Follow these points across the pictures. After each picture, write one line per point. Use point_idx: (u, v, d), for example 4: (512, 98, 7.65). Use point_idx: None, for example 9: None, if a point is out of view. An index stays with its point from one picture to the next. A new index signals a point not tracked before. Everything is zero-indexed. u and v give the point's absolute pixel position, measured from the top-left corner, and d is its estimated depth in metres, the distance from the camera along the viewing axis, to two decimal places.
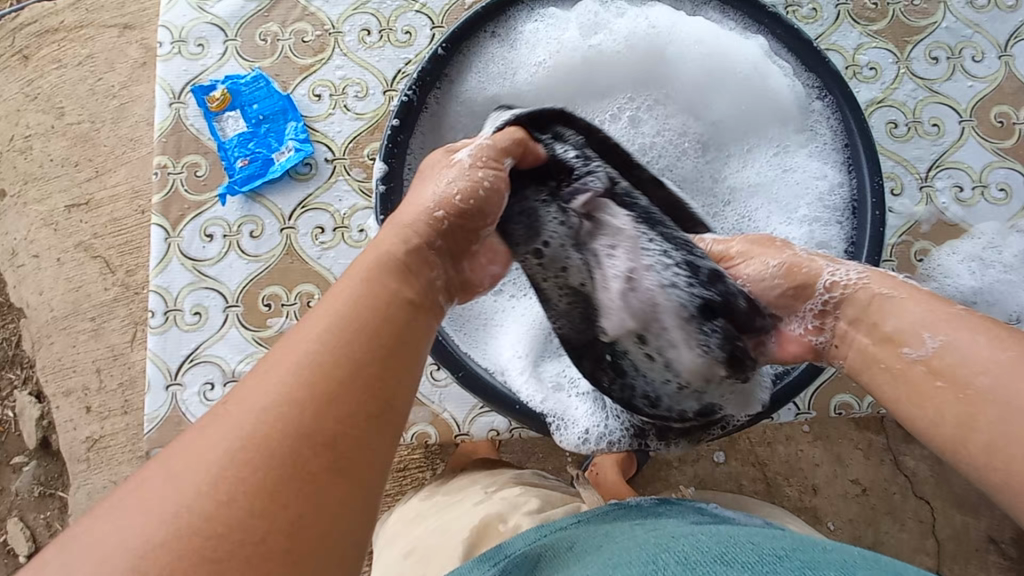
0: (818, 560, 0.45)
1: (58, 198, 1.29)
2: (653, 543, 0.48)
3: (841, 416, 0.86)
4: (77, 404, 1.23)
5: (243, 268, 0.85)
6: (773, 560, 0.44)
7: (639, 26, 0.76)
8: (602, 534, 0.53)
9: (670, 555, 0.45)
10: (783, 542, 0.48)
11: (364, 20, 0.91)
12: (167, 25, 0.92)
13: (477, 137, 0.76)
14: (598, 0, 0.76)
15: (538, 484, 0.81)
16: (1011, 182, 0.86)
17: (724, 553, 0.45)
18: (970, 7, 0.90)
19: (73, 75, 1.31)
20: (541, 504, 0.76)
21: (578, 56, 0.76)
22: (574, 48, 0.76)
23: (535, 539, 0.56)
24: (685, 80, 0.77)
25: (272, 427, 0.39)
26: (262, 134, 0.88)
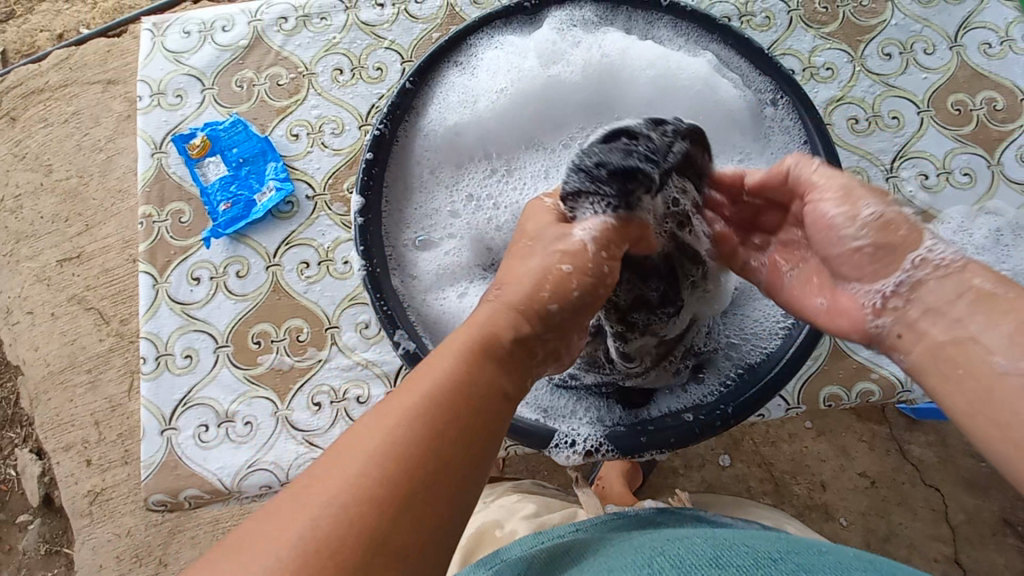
0: (813, 565, 0.45)
1: (50, 254, 1.30)
2: (647, 548, 0.48)
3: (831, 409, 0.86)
4: (77, 458, 1.22)
5: (231, 308, 0.86)
6: (768, 563, 0.44)
7: (594, 52, 0.77)
8: (598, 539, 0.54)
9: (666, 558, 0.46)
10: (778, 545, 0.48)
11: (336, 60, 0.93)
12: (146, 79, 0.94)
13: (442, 171, 0.79)
14: (557, 26, 0.78)
15: (534, 496, 0.83)
16: (975, 166, 0.88)
17: (719, 556, 0.45)
18: (917, 3, 0.93)
19: (60, 132, 1.33)
20: (536, 513, 0.78)
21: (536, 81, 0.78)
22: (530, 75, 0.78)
23: (531, 547, 0.56)
24: (636, 103, 0.78)
25: (368, 492, 0.41)
26: (243, 176, 0.90)
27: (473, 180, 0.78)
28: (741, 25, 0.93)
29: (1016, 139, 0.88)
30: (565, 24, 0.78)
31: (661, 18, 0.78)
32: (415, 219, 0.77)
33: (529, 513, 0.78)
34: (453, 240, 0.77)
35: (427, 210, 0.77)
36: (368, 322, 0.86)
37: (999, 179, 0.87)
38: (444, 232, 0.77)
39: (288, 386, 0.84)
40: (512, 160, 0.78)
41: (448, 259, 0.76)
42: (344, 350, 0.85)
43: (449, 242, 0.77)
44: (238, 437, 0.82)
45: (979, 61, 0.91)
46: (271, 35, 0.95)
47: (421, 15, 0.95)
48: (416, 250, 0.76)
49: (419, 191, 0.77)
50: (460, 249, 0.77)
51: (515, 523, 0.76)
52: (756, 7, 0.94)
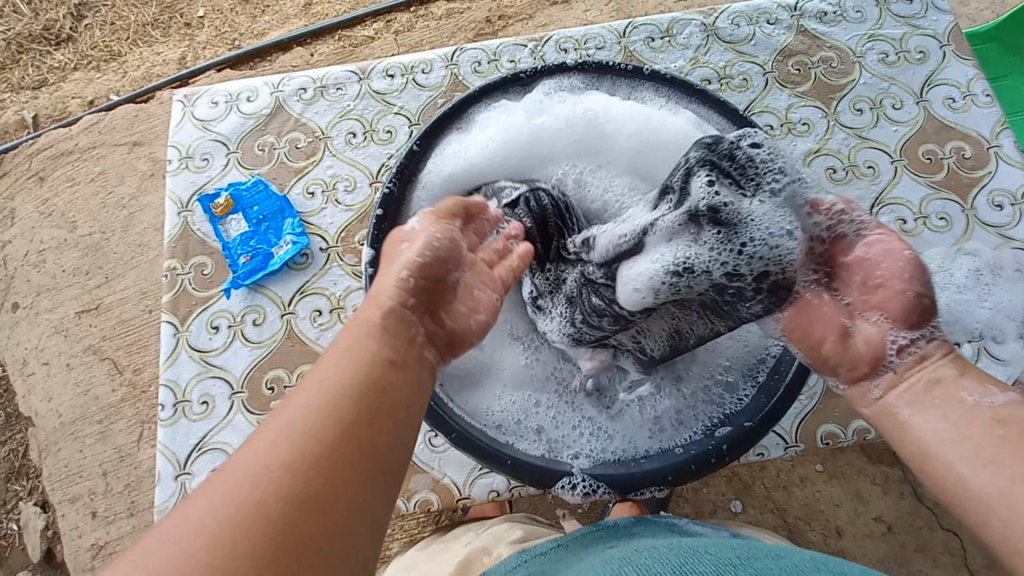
0: (763, 561, 0.51)
1: (69, 306, 1.35)
2: (616, 559, 0.53)
3: (830, 447, 0.89)
4: (82, 510, 1.22)
5: (247, 354, 0.89)
6: (728, 570, 0.48)
7: (578, 110, 0.83)
8: (577, 559, 0.57)
9: (636, 570, 0.49)
10: (738, 553, 0.52)
11: (350, 125, 1.01)
12: (176, 144, 1.01)
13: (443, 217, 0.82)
14: (545, 91, 0.84)
15: (522, 524, 0.82)
16: (950, 211, 0.92)
17: (684, 564, 0.49)
18: (883, 62, 1.00)
19: (85, 190, 1.41)
20: (525, 537, 0.76)
21: (527, 135, 0.83)
22: (521, 130, 0.82)
23: (516, 566, 0.58)
24: (625, 150, 0.81)
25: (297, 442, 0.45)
26: (263, 232, 0.95)
27: None
28: (721, 86, 1.00)
29: (986, 184, 0.93)
30: (554, 88, 0.84)
31: (644, 83, 0.84)
32: None
33: (518, 537, 0.77)
34: None
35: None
36: None
37: (974, 222, 0.91)
38: None
39: None
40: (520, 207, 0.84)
41: None
42: None
43: None
44: None
45: (945, 114, 0.97)
46: (291, 104, 1.02)
47: (427, 83, 1.02)
48: None
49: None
50: None
51: (503, 547, 0.75)
52: (735, 71, 1.01)
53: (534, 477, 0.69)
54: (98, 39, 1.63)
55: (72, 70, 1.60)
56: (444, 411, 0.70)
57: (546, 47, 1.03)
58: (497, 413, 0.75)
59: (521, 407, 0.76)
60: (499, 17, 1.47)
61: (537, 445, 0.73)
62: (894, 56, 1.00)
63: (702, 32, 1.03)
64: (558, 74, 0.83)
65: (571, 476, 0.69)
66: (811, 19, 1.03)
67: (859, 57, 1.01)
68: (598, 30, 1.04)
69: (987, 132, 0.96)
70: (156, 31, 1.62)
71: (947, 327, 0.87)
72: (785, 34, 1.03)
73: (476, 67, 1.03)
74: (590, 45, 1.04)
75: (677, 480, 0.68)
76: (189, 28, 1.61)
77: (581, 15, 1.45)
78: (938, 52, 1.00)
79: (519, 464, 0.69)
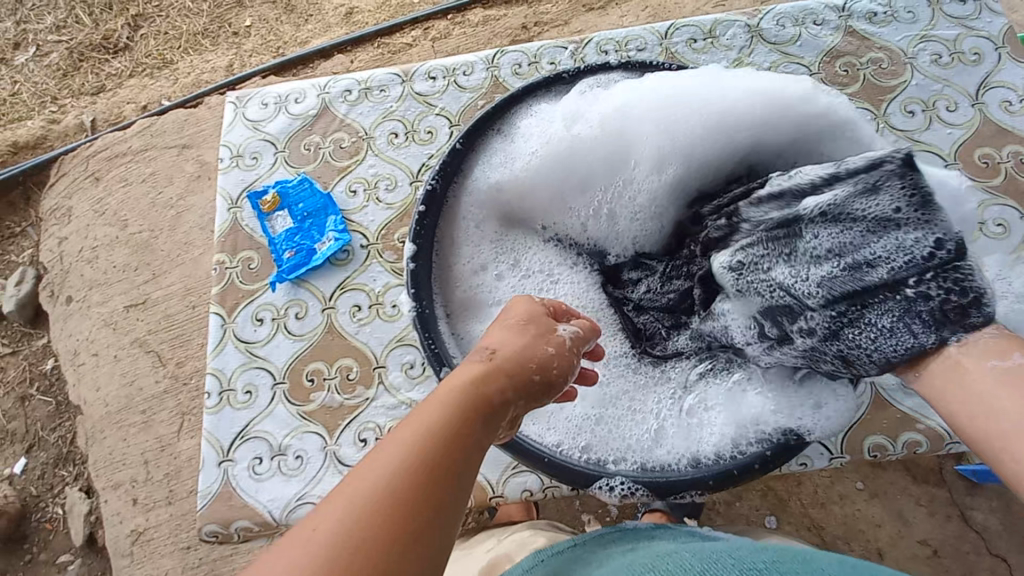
0: (788, 565, 0.48)
1: (118, 299, 1.41)
2: (635, 565, 0.51)
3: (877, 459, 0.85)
4: (124, 497, 1.27)
5: (289, 346, 0.91)
6: None
7: (610, 108, 0.77)
8: (594, 562, 0.55)
9: None
10: (764, 556, 0.50)
11: (392, 125, 1.03)
12: (228, 143, 1.05)
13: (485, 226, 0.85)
14: (581, 89, 0.82)
15: (543, 532, 0.81)
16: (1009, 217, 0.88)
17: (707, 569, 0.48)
18: (936, 64, 0.97)
19: (137, 190, 1.48)
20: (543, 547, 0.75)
21: (565, 142, 0.79)
22: (559, 139, 0.80)
23: (536, 566, 0.57)
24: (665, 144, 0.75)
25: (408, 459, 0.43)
26: (307, 228, 0.98)
27: (515, 244, 0.86)
28: None
29: None
30: (591, 85, 0.82)
31: (686, 76, 0.83)
32: (466, 266, 0.82)
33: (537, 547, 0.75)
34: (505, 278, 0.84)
35: (474, 271, 0.83)
36: (414, 363, 0.89)
37: None
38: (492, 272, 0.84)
39: (336, 422, 0.87)
40: (556, 217, 0.84)
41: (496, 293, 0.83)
42: (390, 389, 0.88)
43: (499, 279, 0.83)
44: (288, 470, 0.85)
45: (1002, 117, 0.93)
46: (337, 105, 1.05)
47: (468, 85, 1.04)
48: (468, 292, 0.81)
49: (467, 252, 0.83)
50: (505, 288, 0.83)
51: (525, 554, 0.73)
52: (779, 72, 0.99)
53: (570, 480, 0.69)
54: (153, 48, 1.71)
55: (128, 77, 1.69)
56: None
57: (586, 49, 1.04)
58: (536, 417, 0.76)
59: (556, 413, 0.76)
60: (534, 24, 1.48)
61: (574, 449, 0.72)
62: (947, 57, 0.97)
63: (746, 33, 1.02)
64: (600, 71, 0.83)
65: (608, 478, 0.68)
66: (860, 19, 1.01)
67: (910, 58, 0.98)
68: (639, 32, 1.03)
69: None
70: (206, 40, 1.69)
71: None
72: (831, 35, 1.00)
73: (516, 69, 1.04)
74: (630, 46, 1.03)
75: (714, 487, 0.66)
76: (237, 36, 1.68)
77: (616, 21, 1.45)
78: (995, 53, 0.97)
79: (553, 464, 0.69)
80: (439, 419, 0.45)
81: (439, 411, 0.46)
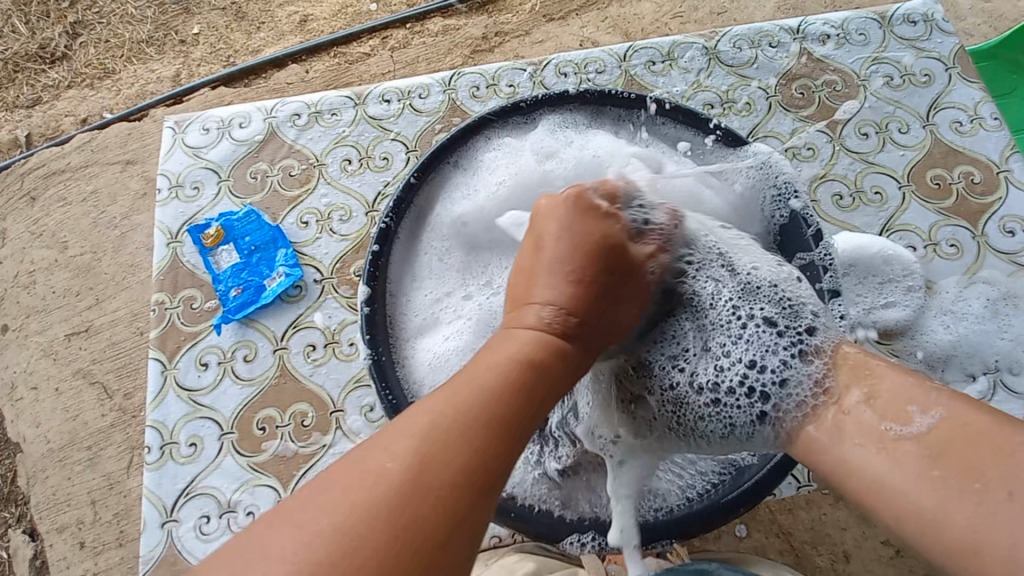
0: None
1: (59, 327, 1.32)
2: None
3: None
4: (70, 540, 1.17)
5: (237, 393, 0.87)
6: None
7: (585, 151, 0.82)
8: None
9: None
10: None
11: (345, 152, 0.99)
12: (166, 173, 1.00)
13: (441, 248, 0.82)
14: (549, 129, 0.85)
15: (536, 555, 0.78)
16: (960, 237, 0.90)
17: None
18: (887, 86, 0.99)
19: (77, 210, 1.38)
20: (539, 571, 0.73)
21: (535, 176, 0.83)
22: (529, 173, 0.83)
23: None
24: None
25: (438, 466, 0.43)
26: (254, 263, 0.93)
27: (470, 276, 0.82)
28: (724, 110, 0.99)
29: (997, 211, 0.92)
30: (558, 124, 0.85)
31: (642, 114, 0.83)
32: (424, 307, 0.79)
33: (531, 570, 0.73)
34: (456, 321, 0.79)
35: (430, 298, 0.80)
36: (373, 405, 0.86)
37: (985, 250, 0.90)
38: (446, 315, 0.79)
39: (292, 473, 0.83)
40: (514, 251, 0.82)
41: (447, 341, 0.77)
42: (349, 434, 0.84)
43: (451, 324, 0.79)
44: (239, 528, 0.81)
45: (952, 138, 0.96)
46: (285, 130, 1.01)
47: (425, 108, 1.01)
48: (418, 334, 0.77)
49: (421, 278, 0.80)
50: (460, 333, 0.78)
51: None
52: (737, 95, 1.00)
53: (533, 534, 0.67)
54: (93, 57, 1.61)
55: (66, 87, 1.59)
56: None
57: (546, 71, 1.02)
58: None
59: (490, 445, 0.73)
60: (495, 34, 1.46)
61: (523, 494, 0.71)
62: (899, 79, 1.00)
63: (704, 56, 1.03)
64: (559, 104, 0.82)
65: (581, 535, 0.67)
66: (814, 42, 1.03)
67: (863, 81, 1.00)
68: (598, 54, 1.03)
69: (996, 157, 0.95)
70: (151, 48, 1.60)
71: (966, 359, 0.85)
72: (787, 58, 1.02)
73: (474, 91, 1.02)
74: (590, 68, 1.03)
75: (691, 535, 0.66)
76: (185, 45, 1.59)
77: (577, 31, 1.45)
78: (944, 74, 1.00)
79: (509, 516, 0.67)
80: (435, 438, 0.43)
81: (517, 379, 0.48)
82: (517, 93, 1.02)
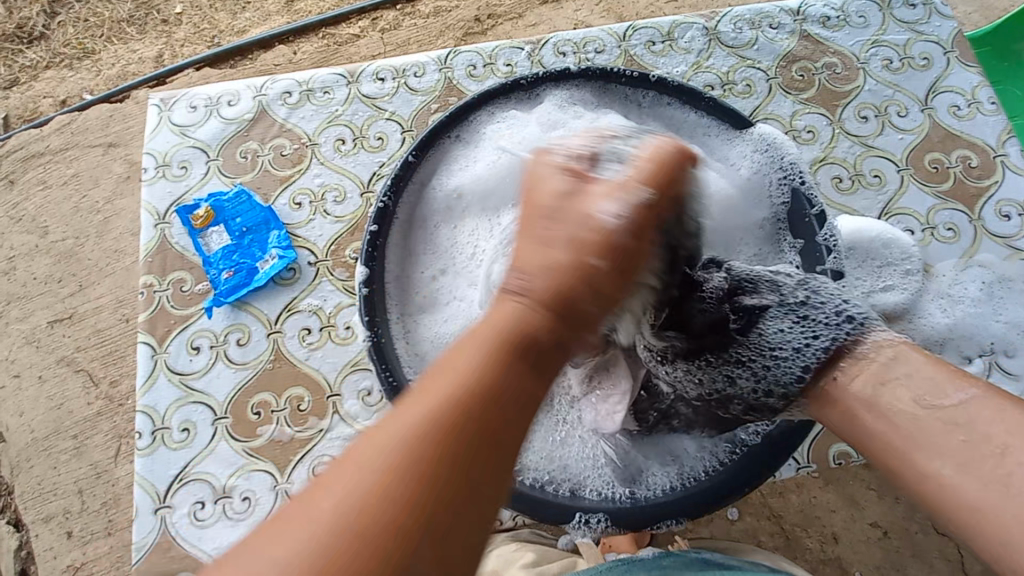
0: None
1: (41, 314, 1.28)
2: None
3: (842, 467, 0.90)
4: (57, 530, 1.15)
5: (231, 377, 0.85)
6: None
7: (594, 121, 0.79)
8: None
9: None
10: None
11: (339, 131, 0.97)
12: (153, 151, 0.97)
13: (442, 230, 0.81)
14: (558, 102, 0.82)
15: (532, 545, 0.78)
16: (957, 221, 0.91)
17: None
18: (887, 69, 0.99)
19: (58, 194, 1.34)
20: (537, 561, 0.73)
21: (538, 143, 0.78)
22: (535, 140, 0.79)
23: None
24: None
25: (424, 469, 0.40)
26: (246, 245, 0.91)
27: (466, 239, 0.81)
28: (724, 92, 0.98)
29: (993, 194, 0.93)
30: (564, 99, 0.82)
31: (648, 94, 0.82)
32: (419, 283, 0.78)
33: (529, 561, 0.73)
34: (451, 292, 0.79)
35: (430, 279, 0.79)
36: (371, 389, 0.85)
37: (981, 233, 0.91)
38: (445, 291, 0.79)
39: (288, 458, 0.82)
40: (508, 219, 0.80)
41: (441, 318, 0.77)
42: (346, 419, 0.83)
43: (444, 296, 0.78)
44: (235, 513, 0.80)
45: (949, 122, 0.96)
46: (276, 108, 0.99)
47: (421, 87, 0.99)
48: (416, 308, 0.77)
49: (423, 260, 0.80)
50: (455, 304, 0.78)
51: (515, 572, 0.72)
52: (738, 76, 0.99)
53: (535, 512, 0.67)
54: (71, 36, 1.56)
55: (45, 68, 1.53)
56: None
57: (544, 50, 1.01)
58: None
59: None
60: (487, 16, 1.43)
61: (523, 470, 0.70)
62: (898, 62, 1.00)
63: (704, 37, 1.02)
64: (563, 81, 0.81)
65: (584, 513, 0.66)
66: (814, 24, 1.02)
67: (863, 64, 1.00)
68: (597, 34, 1.02)
69: (993, 141, 0.95)
70: (132, 27, 1.55)
71: (961, 341, 0.86)
72: (787, 39, 1.01)
73: (471, 71, 1.00)
74: (588, 49, 1.02)
75: (699, 513, 0.66)
76: (167, 24, 1.54)
77: (571, 15, 1.42)
78: (942, 58, 1.00)
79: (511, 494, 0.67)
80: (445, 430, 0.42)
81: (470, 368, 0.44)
82: (515, 72, 1.00)
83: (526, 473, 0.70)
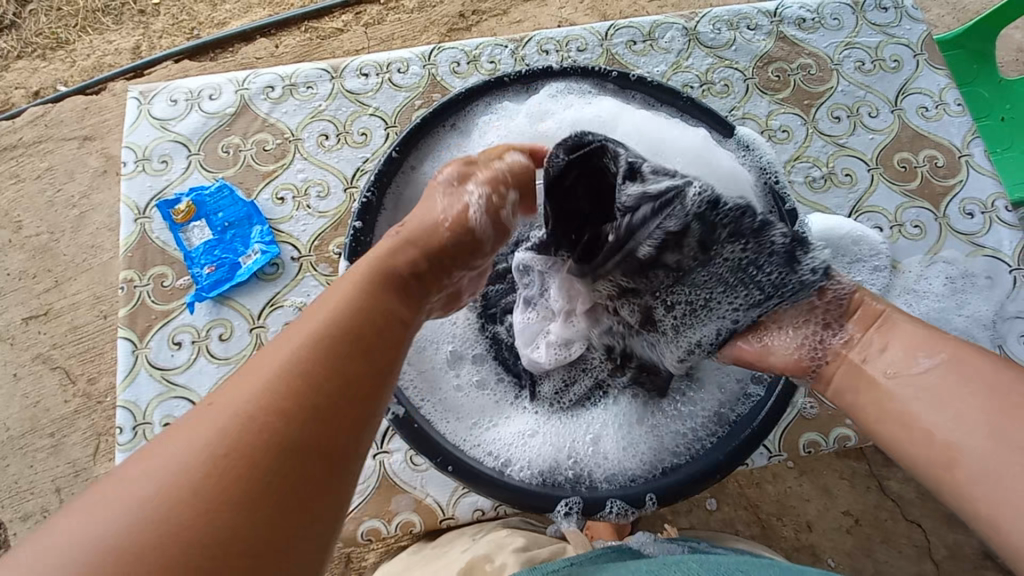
0: None
1: (15, 311, 1.25)
2: None
3: (812, 455, 0.92)
4: (35, 529, 1.13)
5: (213, 371, 0.85)
6: None
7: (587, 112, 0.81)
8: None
9: None
10: None
11: (321, 126, 0.97)
12: (132, 145, 0.96)
13: None
14: (552, 92, 0.83)
15: (521, 531, 0.79)
16: (924, 219, 0.94)
17: None
18: (859, 71, 1.02)
19: (31, 187, 1.31)
20: (524, 547, 0.74)
21: (528, 134, 0.82)
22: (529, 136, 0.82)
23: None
24: None
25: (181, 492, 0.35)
26: (228, 240, 0.91)
27: None
28: (702, 92, 1.00)
29: (958, 193, 0.96)
30: (560, 91, 0.83)
31: (633, 96, 0.83)
32: None
33: (517, 547, 0.74)
34: None
35: None
36: None
37: (947, 230, 0.94)
38: None
39: None
40: None
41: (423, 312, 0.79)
42: None
43: None
44: None
45: (918, 123, 0.99)
46: (258, 103, 0.98)
47: (404, 83, 0.99)
48: None
49: None
50: None
51: (504, 556, 0.71)
52: (716, 76, 1.01)
53: (478, 486, 0.68)
54: (45, 26, 1.52)
55: (16, 58, 1.49)
56: (428, 435, 0.69)
57: (527, 48, 1.01)
58: (476, 435, 0.74)
59: (468, 407, 0.77)
60: (472, 12, 1.43)
61: (479, 449, 0.73)
62: (870, 65, 1.03)
63: (683, 37, 1.03)
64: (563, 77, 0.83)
65: (566, 504, 0.67)
66: (790, 25, 1.05)
67: (836, 66, 1.02)
68: (580, 32, 1.03)
69: (958, 142, 0.99)
70: (108, 18, 1.51)
71: None
72: (764, 41, 1.03)
73: (455, 67, 1.00)
74: (571, 47, 1.02)
75: (677, 500, 0.68)
76: (144, 15, 1.51)
77: (555, 12, 1.43)
78: (912, 60, 1.03)
79: (462, 469, 0.68)
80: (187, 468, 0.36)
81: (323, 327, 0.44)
82: (498, 69, 1.01)
83: (516, 463, 0.72)
